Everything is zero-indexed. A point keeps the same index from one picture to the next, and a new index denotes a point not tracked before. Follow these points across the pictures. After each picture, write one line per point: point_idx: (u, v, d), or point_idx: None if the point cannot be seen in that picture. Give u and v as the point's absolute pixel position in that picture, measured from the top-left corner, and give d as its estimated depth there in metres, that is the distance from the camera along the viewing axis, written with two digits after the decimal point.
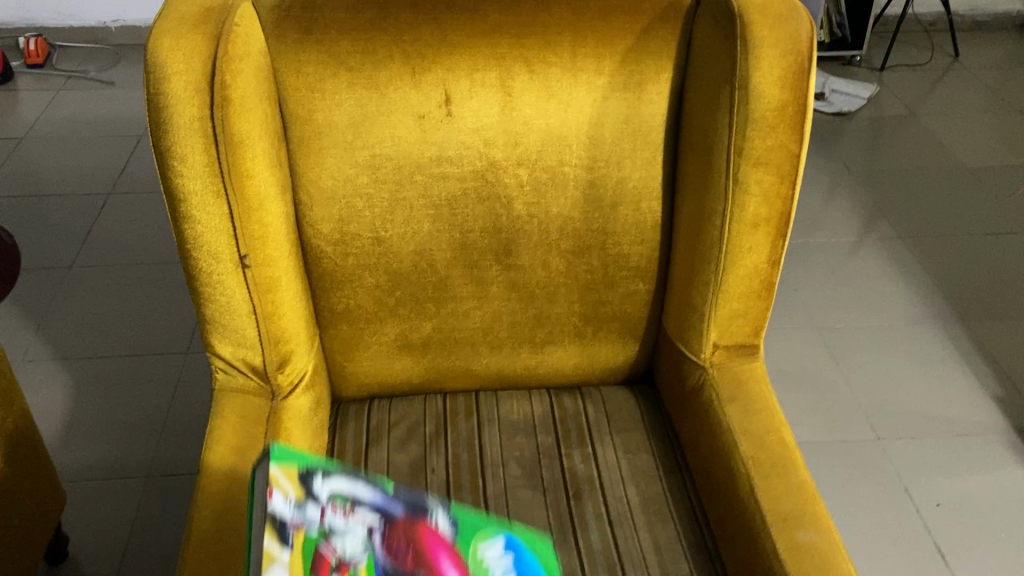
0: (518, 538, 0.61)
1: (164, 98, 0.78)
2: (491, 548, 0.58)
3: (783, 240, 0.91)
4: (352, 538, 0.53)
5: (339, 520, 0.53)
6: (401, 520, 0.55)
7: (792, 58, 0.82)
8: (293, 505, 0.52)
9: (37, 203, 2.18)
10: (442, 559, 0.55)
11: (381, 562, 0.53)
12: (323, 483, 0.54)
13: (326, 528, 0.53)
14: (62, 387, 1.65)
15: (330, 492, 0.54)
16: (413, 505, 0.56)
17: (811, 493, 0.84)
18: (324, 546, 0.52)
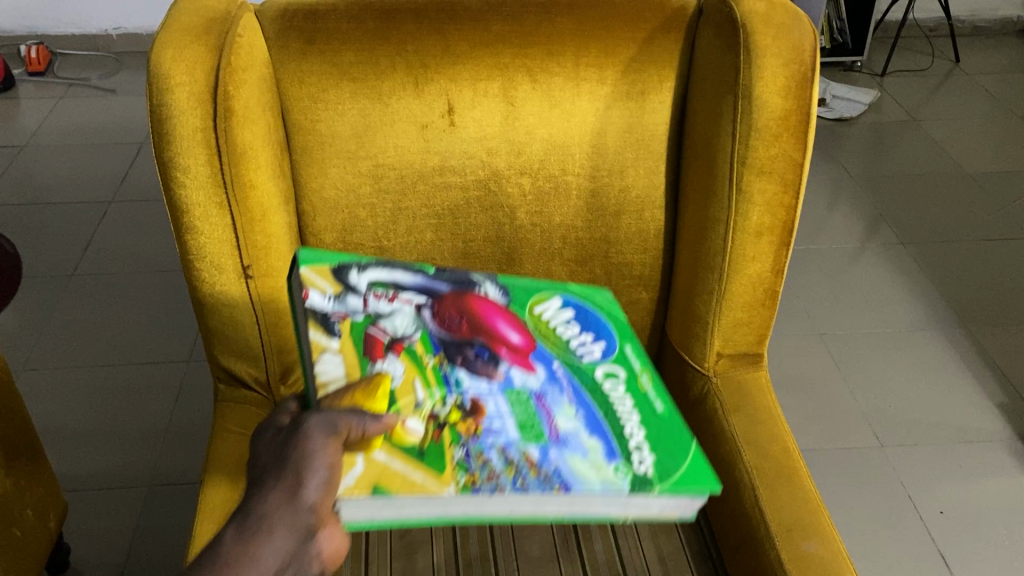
0: (577, 296, 0.75)
1: (166, 108, 0.77)
2: (549, 305, 0.72)
3: (786, 249, 0.91)
4: (401, 316, 0.68)
5: (390, 304, 0.68)
6: (446, 295, 0.69)
7: (795, 67, 0.82)
8: (336, 300, 0.67)
9: (38, 211, 2.19)
10: (494, 317, 0.69)
11: (432, 332, 0.67)
12: (359, 276, 0.68)
13: (372, 314, 0.68)
14: (63, 396, 1.65)
15: (370, 283, 0.69)
16: (456, 282, 0.70)
17: (815, 503, 0.84)
18: (379, 323, 0.67)
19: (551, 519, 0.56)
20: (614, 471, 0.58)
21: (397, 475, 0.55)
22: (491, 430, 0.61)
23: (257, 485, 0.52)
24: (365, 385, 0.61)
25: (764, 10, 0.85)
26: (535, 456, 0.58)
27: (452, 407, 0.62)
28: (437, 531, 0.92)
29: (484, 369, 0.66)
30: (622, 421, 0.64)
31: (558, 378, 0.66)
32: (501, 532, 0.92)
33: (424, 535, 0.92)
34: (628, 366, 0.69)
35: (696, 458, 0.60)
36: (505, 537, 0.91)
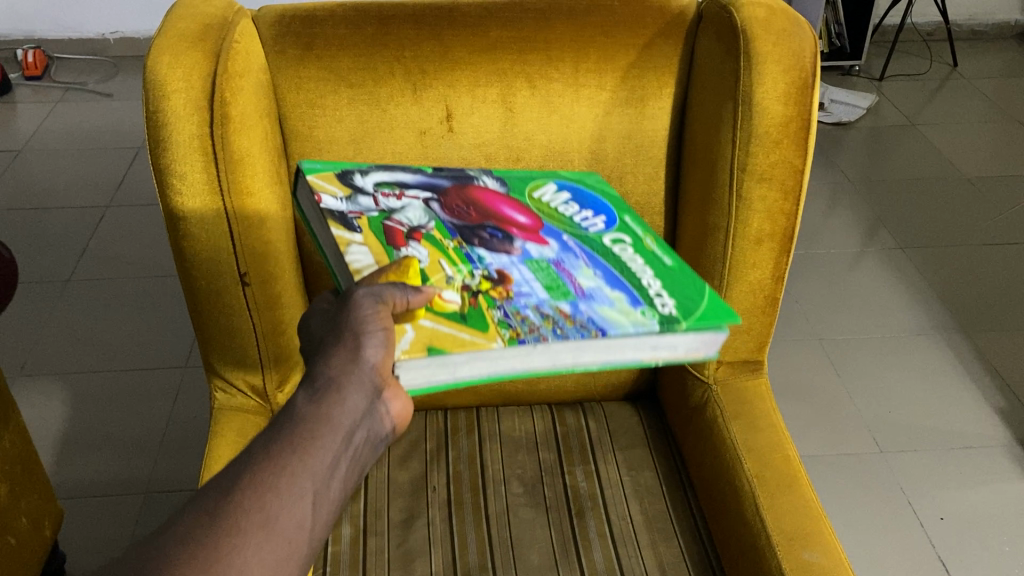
0: (572, 180, 0.79)
1: (163, 115, 0.77)
2: (549, 192, 0.76)
3: (787, 256, 0.90)
4: (414, 212, 0.70)
5: (400, 202, 0.71)
6: (450, 189, 0.73)
7: (796, 73, 0.82)
8: (347, 200, 0.69)
9: (34, 216, 2.18)
10: (498, 205, 0.72)
11: (445, 220, 0.69)
12: (364, 181, 0.72)
13: (385, 210, 0.69)
14: (59, 403, 1.64)
15: (375, 186, 0.72)
16: (456, 180, 0.75)
17: (816, 512, 0.83)
18: (394, 217, 0.68)
19: (591, 366, 0.56)
20: (642, 314, 0.57)
21: (447, 336, 0.54)
22: (521, 294, 0.60)
23: (320, 355, 0.54)
24: (396, 266, 0.59)
25: (765, 15, 0.84)
26: (567, 309, 0.58)
27: (480, 278, 0.62)
28: (435, 539, 0.92)
29: (502, 247, 0.66)
30: (639, 275, 0.63)
31: (572, 248, 0.67)
32: (501, 540, 0.91)
33: (423, 544, 0.91)
34: (632, 234, 0.70)
35: (712, 296, 0.60)
36: (504, 546, 0.91)
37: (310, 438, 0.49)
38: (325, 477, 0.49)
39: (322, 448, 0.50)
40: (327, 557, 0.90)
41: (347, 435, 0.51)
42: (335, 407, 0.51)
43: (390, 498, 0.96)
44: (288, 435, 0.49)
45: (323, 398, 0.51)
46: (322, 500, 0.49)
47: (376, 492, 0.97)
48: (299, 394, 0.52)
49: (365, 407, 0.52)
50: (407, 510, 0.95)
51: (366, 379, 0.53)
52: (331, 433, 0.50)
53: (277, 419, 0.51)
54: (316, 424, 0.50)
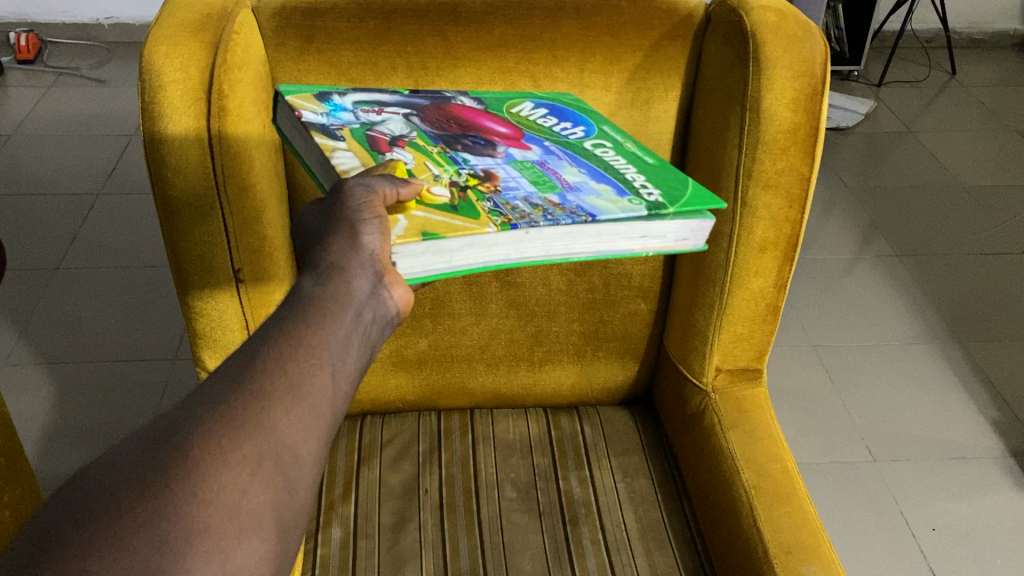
0: (548, 100, 0.78)
1: (157, 106, 0.75)
2: (527, 108, 0.74)
3: (791, 264, 0.89)
4: (395, 123, 0.68)
5: (380, 114, 0.69)
6: (429, 107, 0.72)
7: (806, 80, 0.81)
8: (328, 114, 0.67)
9: (24, 202, 2.14)
10: (479, 117, 0.70)
11: (427, 133, 0.67)
12: (343, 100, 0.70)
13: (365, 122, 0.67)
14: (45, 392, 1.61)
15: (356, 104, 0.70)
16: (434, 100, 0.73)
17: (814, 524, 0.82)
18: (376, 128, 0.67)
19: (583, 256, 0.57)
20: (629, 202, 0.58)
21: (440, 224, 0.54)
22: (509, 188, 0.59)
23: (322, 247, 0.52)
24: (384, 168, 0.58)
25: (775, 20, 0.83)
26: (556, 200, 0.57)
27: (468, 178, 0.61)
28: (426, 542, 0.90)
29: (486, 152, 0.65)
30: (623, 171, 0.64)
31: (554, 151, 0.66)
32: (493, 546, 0.90)
33: (414, 548, 0.90)
34: (612, 139, 0.70)
35: (692, 185, 0.61)
36: (497, 552, 0.89)
37: (322, 313, 0.48)
38: (337, 351, 0.48)
39: (334, 320, 0.48)
40: (316, 559, 0.89)
41: (358, 314, 0.50)
42: (343, 285, 0.50)
43: (382, 500, 0.95)
44: (300, 310, 0.48)
45: (328, 279, 0.50)
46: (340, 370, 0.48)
47: (368, 493, 0.95)
48: (306, 280, 0.50)
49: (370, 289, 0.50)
50: (398, 513, 0.93)
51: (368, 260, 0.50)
52: (341, 306, 0.49)
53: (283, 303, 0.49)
54: (326, 301, 0.49)
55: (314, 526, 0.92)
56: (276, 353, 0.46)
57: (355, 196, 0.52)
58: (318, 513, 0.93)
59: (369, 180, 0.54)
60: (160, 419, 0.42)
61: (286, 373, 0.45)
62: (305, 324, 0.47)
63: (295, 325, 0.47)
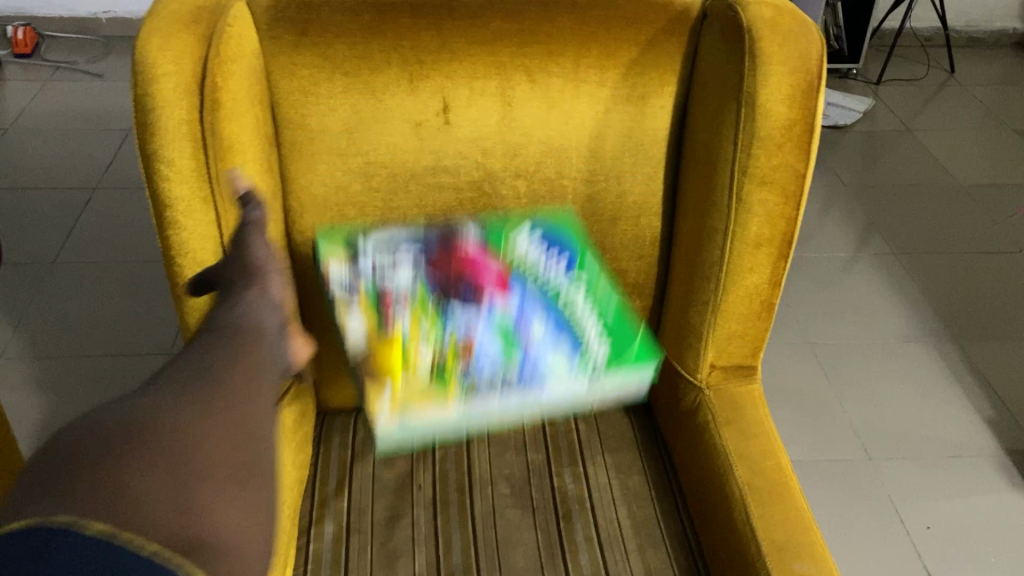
0: (543, 219, 0.91)
1: (150, 99, 0.75)
2: (521, 242, 0.87)
3: (786, 261, 0.89)
4: (402, 274, 0.81)
5: (392, 261, 0.82)
6: (436, 252, 0.84)
7: (801, 76, 0.81)
8: (349, 269, 0.82)
9: (20, 196, 2.14)
10: (475, 261, 0.83)
11: (427, 286, 0.80)
12: (365, 249, 0.84)
13: (376, 276, 0.80)
14: (40, 387, 1.61)
15: (373, 254, 0.83)
16: (442, 234, 0.87)
17: (808, 523, 0.82)
18: (383, 280, 0.80)
19: (532, 413, 0.70)
20: (574, 376, 0.71)
21: (418, 397, 0.68)
22: (480, 356, 0.72)
23: (231, 287, 0.72)
24: (383, 344, 0.73)
25: (771, 15, 0.83)
26: (516, 370, 0.71)
27: (451, 345, 0.74)
28: (419, 538, 0.90)
29: (471, 304, 0.79)
30: (583, 328, 0.77)
31: (530, 300, 0.80)
32: (486, 542, 0.90)
33: (407, 544, 0.89)
34: (585, 278, 0.84)
35: (638, 342, 0.77)
36: (490, 548, 0.89)
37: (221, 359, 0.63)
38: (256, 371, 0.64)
39: (255, 348, 0.66)
40: (309, 555, 0.88)
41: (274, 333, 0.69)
42: (256, 318, 0.69)
43: (375, 495, 0.94)
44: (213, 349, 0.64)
45: (244, 315, 0.68)
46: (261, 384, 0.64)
47: (361, 488, 0.95)
48: (223, 316, 0.68)
49: (285, 314, 0.72)
50: (391, 509, 0.93)
51: (279, 291, 0.73)
52: (253, 338, 0.66)
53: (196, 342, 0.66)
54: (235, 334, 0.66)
55: (307, 522, 0.92)
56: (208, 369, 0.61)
57: (256, 247, 0.74)
58: (311, 508, 0.93)
59: (254, 219, 0.75)
60: (133, 426, 0.54)
61: (218, 394, 0.60)
62: (224, 358, 0.63)
63: (213, 364, 0.62)
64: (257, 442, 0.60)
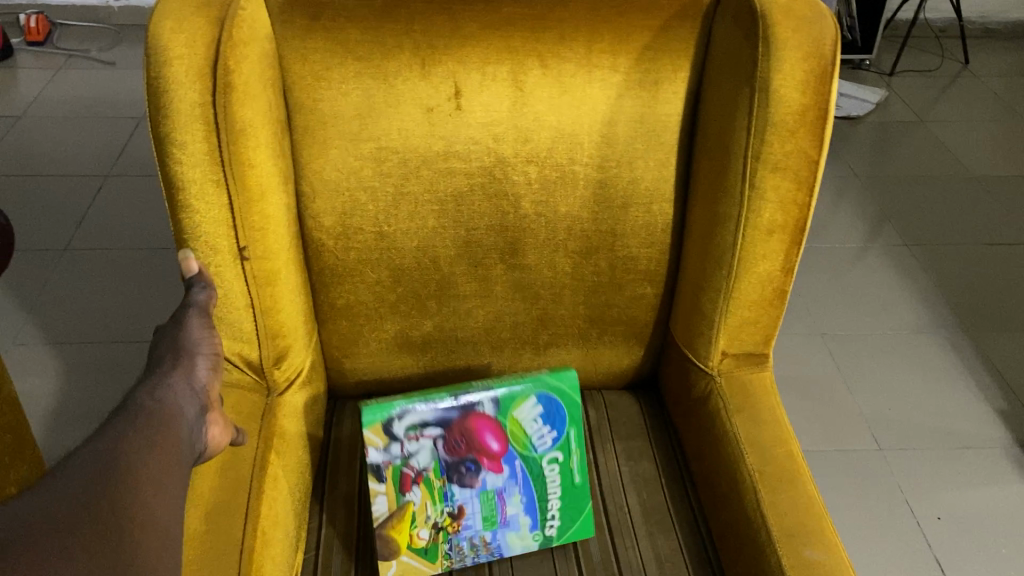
0: (547, 385, 0.86)
1: (163, 82, 0.75)
2: (529, 404, 0.86)
3: (799, 248, 0.88)
4: (424, 452, 0.83)
5: (417, 436, 0.83)
6: (455, 421, 0.84)
7: (816, 61, 0.80)
8: (382, 448, 0.82)
9: (32, 183, 2.15)
10: (484, 432, 0.84)
11: (443, 457, 0.84)
12: (399, 423, 0.82)
13: (405, 454, 0.83)
14: (52, 372, 1.62)
15: (406, 426, 0.83)
16: (462, 406, 0.83)
17: (818, 508, 0.82)
18: (407, 463, 0.83)
19: None
20: (532, 538, 0.88)
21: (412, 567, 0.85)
22: (466, 526, 0.85)
23: (156, 365, 0.74)
24: (395, 522, 0.84)
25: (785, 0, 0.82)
26: (488, 536, 0.86)
27: (446, 521, 0.85)
28: None
29: (470, 479, 0.85)
30: (548, 497, 0.88)
31: (518, 472, 0.86)
32: None
33: None
34: (568, 450, 0.88)
35: (587, 509, 0.88)
36: None
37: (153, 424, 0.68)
38: (172, 458, 0.67)
39: (171, 436, 0.68)
40: (320, 539, 0.89)
41: (190, 419, 0.72)
42: (175, 402, 0.71)
43: None
44: (133, 428, 0.66)
45: (163, 400, 0.70)
46: (178, 472, 0.67)
47: None
48: (141, 397, 0.70)
49: (203, 401, 0.75)
50: None
51: (204, 376, 0.76)
52: (171, 425, 0.69)
53: (111, 421, 0.67)
54: (154, 415, 0.68)
55: (318, 506, 0.92)
56: (132, 448, 0.64)
57: (192, 328, 0.78)
58: (323, 493, 0.93)
59: (198, 300, 0.80)
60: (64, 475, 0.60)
61: (139, 466, 0.64)
62: (142, 443, 0.65)
63: (129, 445, 0.64)
64: (170, 533, 0.63)
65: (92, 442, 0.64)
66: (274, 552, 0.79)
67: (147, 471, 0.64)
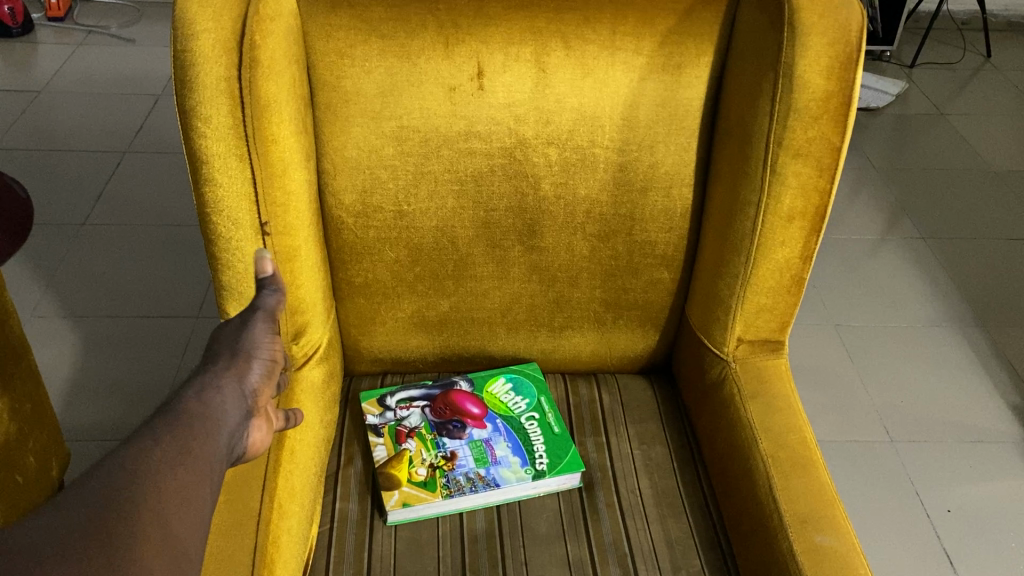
0: (514, 368, 1.04)
1: (190, 55, 0.76)
2: (500, 382, 1.02)
3: (818, 235, 0.88)
4: (415, 414, 0.98)
5: (408, 406, 0.99)
6: (438, 393, 1.00)
7: (840, 47, 0.79)
8: (379, 415, 0.98)
9: (52, 158, 2.16)
10: (465, 399, 0.99)
11: (432, 421, 0.97)
12: (392, 398, 1.00)
13: (399, 421, 0.97)
14: (71, 346, 1.63)
15: (398, 400, 1.00)
16: (443, 385, 1.01)
17: (831, 494, 0.83)
18: (401, 424, 0.97)
19: (500, 503, 0.91)
20: (524, 471, 0.92)
21: (414, 495, 0.88)
22: (459, 465, 0.92)
23: (212, 362, 0.72)
24: (393, 462, 0.92)
25: None
26: (482, 472, 0.91)
27: (441, 460, 0.92)
28: None
29: (458, 433, 0.95)
30: (533, 441, 0.95)
31: (500, 427, 0.97)
32: (509, 507, 0.91)
33: None
34: (542, 411, 0.99)
35: (572, 450, 0.94)
36: (512, 512, 0.90)
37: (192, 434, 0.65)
38: (203, 470, 0.64)
39: (207, 446, 0.66)
40: (335, 513, 0.89)
41: (230, 427, 0.69)
42: (219, 406, 0.69)
43: None
44: (169, 433, 0.64)
45: (209, 404, 0.68)
46: (205, 486, 0.64)
47: None
48: (187, 398, 0.68)
49: (250, 406, 0.72)
50: None
51: (256, 380, 0.73)
52: (208, 434, 0.66)
53: (150, 422, 0.65)
54: (195, 420, 0.66)
55: (332, 481, 0.93)
56: (162, 460, 0.62)
57: (256, 329, 0.76)
58: (337, 468, 0.94)
59: (267, 304, 0.78)
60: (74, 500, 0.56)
61: (162, 485, 0.60)
62: (174, 452, 0.63)
63: (158, 457, 0.62)
64: (184, 558, 0.60)
65: (125, 447, 0.62)
66: (289, 523, 0.80)
67: (171, 485, 0.61)
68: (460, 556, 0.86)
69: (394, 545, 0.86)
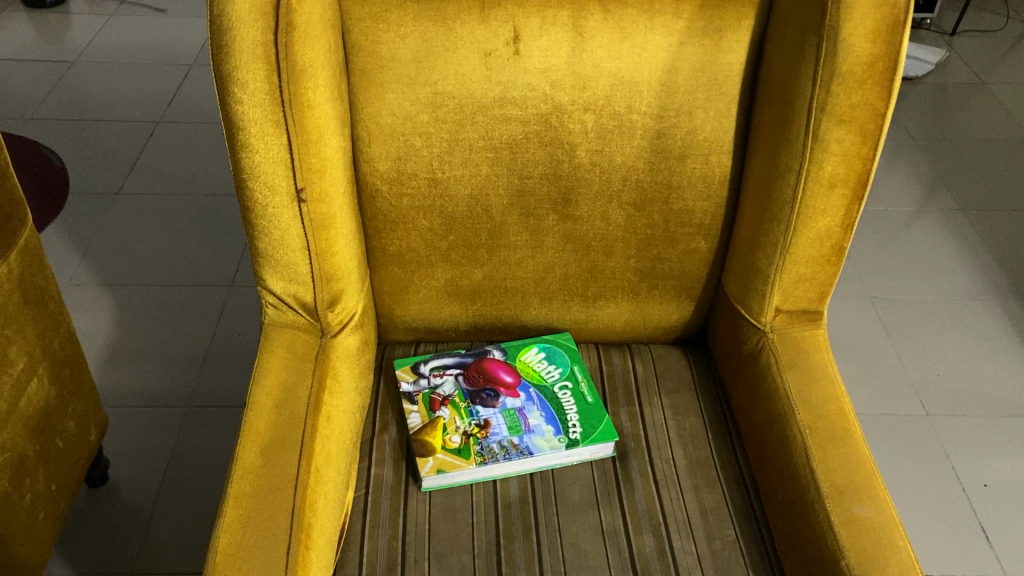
0: (548, 339, 1.04)
1: (226, 19, 0.75)
2: (533, 352, 1.02)
3: (859, 204, 0.87)
4: (448, 383, 0.98)
5: (441, 375, 0.99)
6: (471, 363, 1.00)
7: (888, 9, 0.77)
8: (413, 383, 0.98)
9: (86, 128, 2.17)
10: (498, 368, 0.99)
11: (465, 389, 0.97)
12: (425, 366, 1.00)
13: (432, 389, 0.97)
14: (107, 314, 1.65)
15: (431, 368, 1.00)
16: (477, 354, 1.01)
17: (870, 466, 0.82)
18: (435, 392, 0.97)
19: (533, 472, 0.91)
20: (557, 440, 0.91)
21: (448, 462, 0.89)
22: (493, 433, 0.92)
23: None
24: (428, 429, 0.92)
25: None
26: (516, 440, 0.91)
27: (475, 428, 0.92)
28: None
29: (492, 402, 0.95)
30: (566, 410, 0.95)
31: (533, 397, 0.96)
32: (543, 476, 0.91)
33: None
34: (575, 381, 0.99)
35: (606, 419, 0.94)
36: (546, 481, 0.90)
37: None
38: None
39: None
40: (370, 479, 0.90)
41: None
42: None
43: None
44: None
45: None
46: None
47: None
48: None
49: None
50: None
51: None
52: None
53: None
54: None
55: (368, 447, 0.93)
56: None
57: None
58: (372, 435, 0.95)
59: None
60: None
61: None
62: None
63: None
64: None
65: None
66: (326, 488, 0.80)
67: None
68: (494, 523, 0.86)
69: (429, 510, 0.87)
